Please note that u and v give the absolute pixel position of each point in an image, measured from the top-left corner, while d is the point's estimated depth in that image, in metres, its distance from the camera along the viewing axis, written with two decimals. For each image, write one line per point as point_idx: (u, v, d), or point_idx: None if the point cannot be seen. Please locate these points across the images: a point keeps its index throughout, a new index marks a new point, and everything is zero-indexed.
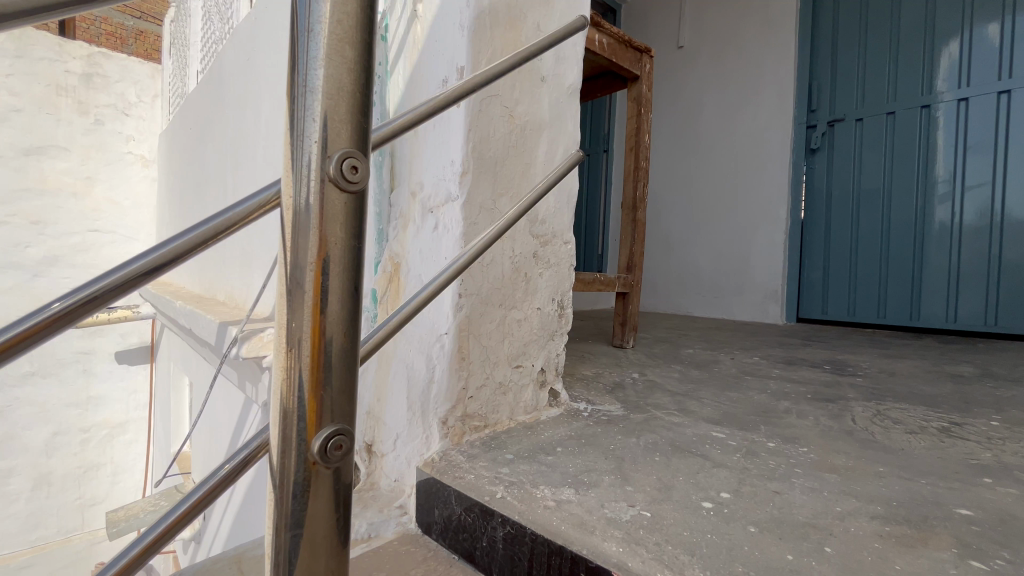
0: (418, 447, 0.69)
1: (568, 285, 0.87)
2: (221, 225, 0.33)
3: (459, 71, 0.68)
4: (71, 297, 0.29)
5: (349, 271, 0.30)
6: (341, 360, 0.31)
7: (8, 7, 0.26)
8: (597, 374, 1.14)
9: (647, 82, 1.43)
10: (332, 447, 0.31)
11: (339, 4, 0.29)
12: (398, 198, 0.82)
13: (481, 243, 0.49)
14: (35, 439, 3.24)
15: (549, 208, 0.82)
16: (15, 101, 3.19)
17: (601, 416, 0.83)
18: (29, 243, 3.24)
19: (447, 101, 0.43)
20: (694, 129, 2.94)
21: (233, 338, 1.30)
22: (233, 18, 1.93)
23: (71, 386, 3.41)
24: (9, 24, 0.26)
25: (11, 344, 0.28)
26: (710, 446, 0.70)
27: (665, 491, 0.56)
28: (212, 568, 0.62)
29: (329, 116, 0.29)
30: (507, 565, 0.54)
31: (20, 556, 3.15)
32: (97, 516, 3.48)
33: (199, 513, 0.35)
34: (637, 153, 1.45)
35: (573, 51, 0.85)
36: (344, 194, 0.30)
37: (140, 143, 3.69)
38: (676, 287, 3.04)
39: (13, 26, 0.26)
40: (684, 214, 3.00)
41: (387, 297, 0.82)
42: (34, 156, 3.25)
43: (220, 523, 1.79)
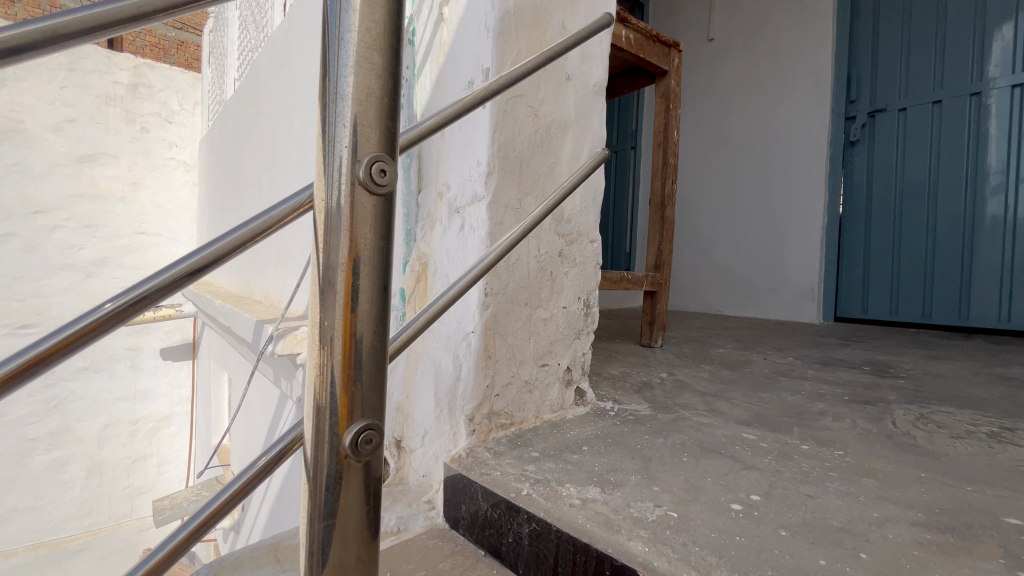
0: (445, 444, 0.70)
1: (595, 284, 0.87)
2: (256, 230, 0.35)
3: (485, 72, 0.69)
4: (121, 299, 0.31)
5: (378, 270, 0.31)
6: (371, 357, 0.32)
7: (61, 31, 0.28)
8: (624, 373, 1.13)
9: (675, 77, 1.41)
10: (362, 442, 0.32)
11: (369, 12, 0.30)
12: (425, 199, 0.83)
13: (506, 244, 0.49)
14: (88, 430, 3.44)
15: (575, 207, 0.81)
16: (70, 111, 3.38)
17: (628, 416, 0.82)
18: (82, 245, 3.43)
19: (473, 102, 0.44)
20: (724, 123, 2.87)
21: (269, 336, 1.35)
22: (268, 27, 1.99)
23: (120, 380, 3.60)
24: (60, 47, 0.28)
25: (66, 342, 0.30)
26: (740, 448, 0.69)
27: (692, 492, 0.56)
28: (252, 556, 0.65)
29: (359, 122, 0.30)
30: (534, 562, 0.54)
31: (75, 541, 3.34)
32: (144, 504, 3.66)
33: (238, 502, 0.37)
34: (665, 149, 1.43)
35: (598, 48, 0.84)
36: (373, 197, 0.31)
37: (182, 149, 3.86)
38: (707, 286, 2.97)
39: (62, 48, 0.28)
40: (714, 211, 2.93)
41: (415, 295, 0.83)
42: (86, 163, 3.44)
43: (258, 513, 1.86)
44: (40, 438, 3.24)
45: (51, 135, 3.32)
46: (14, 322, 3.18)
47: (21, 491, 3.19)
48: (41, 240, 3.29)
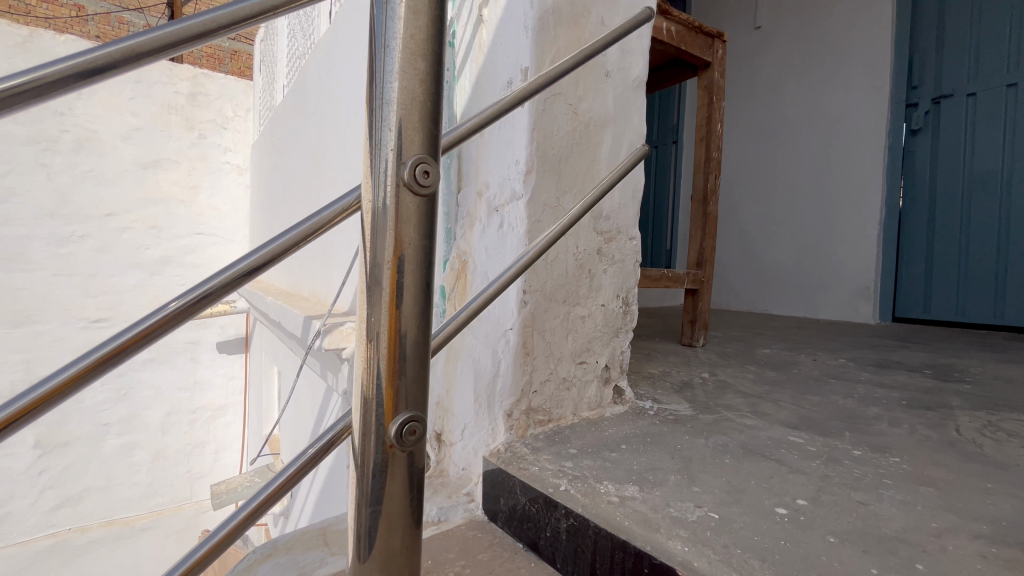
0: (484, 438, 0.71)
1: (634, 282, 0.86)
2: (308, 230, 0.37)
3: (523, 71, 0.69)
4: (187, 297, 0.34)
5: (421, 268, 0.32)
6: (414, 352, 0.33)
7: (132, 51, 0.31)
8: (664, 372, 1.11)
9: (719, 69, 1.37)
10: (406, 432, 0.34)
11: (413, 19, 0.31)
12: (465, 198, 0.85)
13: (545, 241, 0.50)
14: (154, 418, 3.70)
15: (614, 204, 0.81)
16: (136, 120, 3.62)
17: (668, 416, 0.81)
18: (148, 246, 3.69)
19: (512, 103, 0.45)
20: (771, 115, 2.75)
21: (317, 331, 1.41)
22: (315, 33, 2.07)
23: (181, 371, 3.84)
24: (129, 67, 0.31)
25: (140, 336, 0.33)
26: (786, 451, 0.67)
27: (735, 494, 0.55)
28: (304, 539, 0.68)
29: (404, 125, 0.32)
30: (572, 557, 0.54)
31: (142, 520, 3.58)
32: (202, 488, 3.88)
33: (290, 488, 0.40)
34: (708, 144, 1.39)
35: (638, 42, 0.83)
36: (417, 197, 0.32)
37: (235, 154, 4.06)
38: (753, 284, 2.86)
39: (132, 67, 0.31)
40: (760, 206, 2.82)
41: (455, 293, 0.85)
42: (151, 169, 3.69)
43: (306, 500, 1.94)
44: (112, 424, 3.52)
45: (120, 144, 3.58)
46: (89, 316, 3.44)
47: (94, 472, 3.46)
48: (112, 241, 3.55)
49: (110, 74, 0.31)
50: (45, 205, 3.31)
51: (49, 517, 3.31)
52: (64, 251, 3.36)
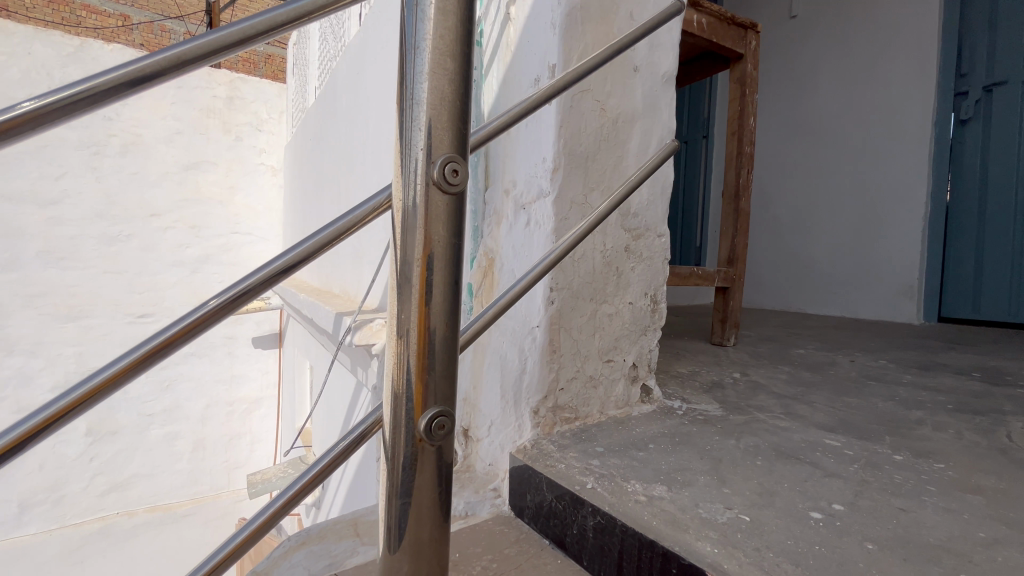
0: (510, 434, 0.72)
1: (663, 279, 0.84)
2: (340, 229, 0.38)
3: (551, 68, 0.69)
4: (226, 295, 0.35)
5: (450, 266, 0.33)
6: (443, 348, 0.34)
7: (174, 58, 0.32)
8: (693, 372, 1.09)
9: (752, 61, 1.33)
10: (436, 427, 0.34)
11: (442, 19, 0.31)
12: (492, 196, 0.85)
13: (572, 238, 0.50)
14: (194, 409, 3.87)
15: (642, 201, 0.80)
16: (177, 124, 3.77)
17: (697, 415, 0.80)
18: (189, 245, 3.84)
19: (540, 100, 0.45)
20: (807, 107, 2.65)
21: (348, 327, 1.44)
22: (346, 34, 2.10)
23: (219, 365, 3.99)
24: (173, 74, 0.33)
25: (185, 332, 0.35)
26: (821, 454, 0.65)
27: (767, 497, 0.53)
28: (335, 528, 0.70)
29: (433, 124, 0.32)
30: (598, 555, 0.54)
31: (183, 506, 3.75)
32: (239, 478, 4.03)
33: (322, 479, 0.41)
34: (740, 138, 1.36)
35: (668, 36, 0.82)
36: (446, 196, 0.33)
37: (270, 155, 4.19)
38: (787, 282, 2.77)
39: (176, 74, 0.33)
40: (795, 201, 2.72)
41: (482, 290, 0.86)
42: (191, 171, 3.84)
43: (338, 491, 1.99)
44: (156, 414, 3.70)
45: (163, 147, 3.73)
46: (134, 312, 3.61)
47: (140, 460, 3.64)
48: (156, 240, 3.71)
49: (156, 81, 0.33)
50: (95, 206, 3.49)
51: (100, 501, 3.50)
52: (112, 250, 3.54)
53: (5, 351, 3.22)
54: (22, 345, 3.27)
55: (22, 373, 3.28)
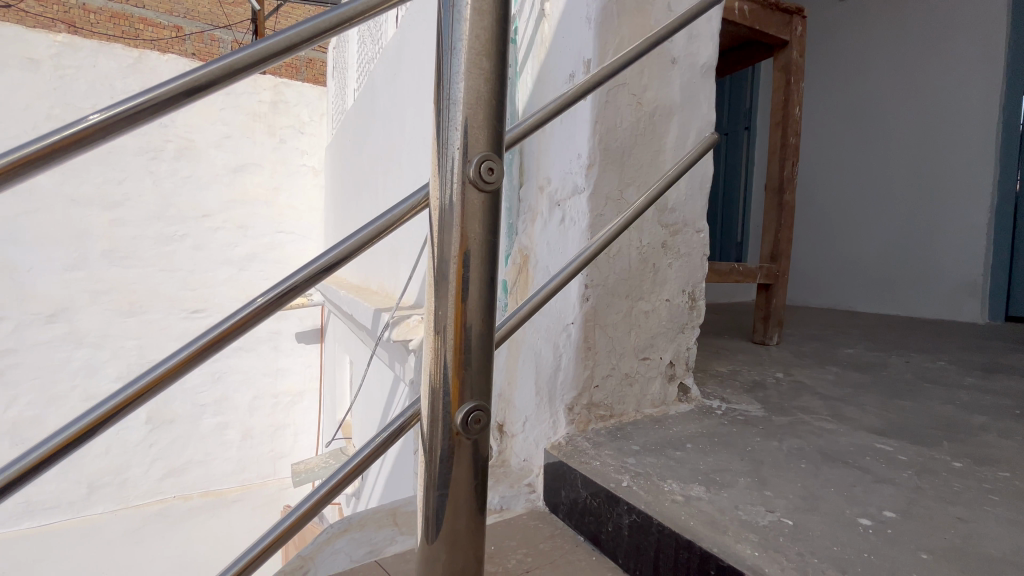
0: (546, 431, 0.72)
1: (701, 276, 0.83)
2: (380, 228, 0.39)
3: (586, 63, 0.69)
4: (274, 292, 0.37)
5: (486, 263, 0.34)
6: (479, 343, 0.34)
7: (225, 68, 0.34)
8: (733, 371, 1.06)
9: (798, 47, 1.27)
10: (472, 421, 0.35)
11: (478, 19, 0.32)
12: (527, 193, 0.85)
13: (608, 235, 0.50)
14: (243, 400, 4.06)
15: (679, 196, 0.78)
16: (226, 129, 3.93)
17: (738, 416, 0.77)
18: (238, 244, 4.02)
19: (575, 96, 0.45)
20: (859, 94, 2.50)
21: (386, 323, 1.48)
22: (384, 36, 2.14)
23: (265, 358, 4.16)
24: (223, 83, 0.34)
25: (235, 328, 0.37)
26: (872, 459, 0.62)
27: (811, 501, 0.52)
28: (376, 518, 0.73)
29: (469, 123, 0.33)
30: (634, 553, 0.54)
31: (232, 491, 3.95)
32: (284, 467, 4.20)
33: (362, 471, 0.43)
34: (784, 128, 1.30)
35: (708, 26, 0.79)
36: (481, 194, 0.33)
37: (311, 156, 4.32)
38: (836, 279, 2.63)
39: (227, 84, 0.35)
40: (845, 194, 2.58)
41: (517, 287, 0.86)
42: (239, 173, 4.01)
43: (377, 482, 2.04)
44: (208, 404, 3.90)
45: (213, 151, 3.90)
46: (188, 307, 3.83)
47: (194, 447, 3.86)
48: (208, 240, 3.91)
49: (209, 91, 0.35)
50: (153, 208, 3.70)
51: (159, 485, 3.74)
52: (168, 249, 3.75)
53: (75, 344, 3.46)
54: (90, 338, 3.52)
55: (90, 364, 3.52)
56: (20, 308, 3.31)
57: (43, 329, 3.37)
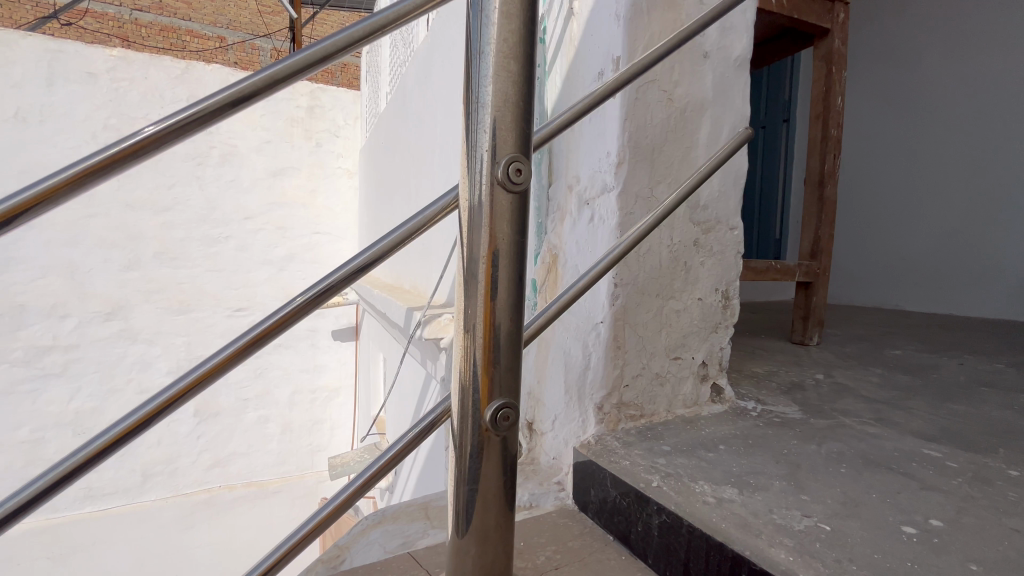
0: (575, 430, 0.72)
1: (736, 274, 0.81)
2: (411, 229, 0.41)
3: (615, 61, 0.68)
4: (312, 291, 0.39)
5: (514, 263, 0.34)
6: (508, 342, 0.35)
7: (267, 79, 0.36)
8: (770, 372, 1.03)
9: (840, 34, 1.22)
10: (501, 417, 0.36)
11: (505, 23, 0.32)
12: (556, 192, 0.85)
13: (637, 233, 0.49)
14: (283, 395, 4.21)
15: (712, 192, 0.77)
16: (267, 134, 4.07)
17: (774, 418, 0.75)
18: (277, 244, 4.17)
19: (601, 95, 0.45)
20: (907, 81, 2.36)
21: (418, 321, 1.51)
22: (415, 39, 2.17)
23: (303, 355, 4.29)
24: (265, 94, 0.36)
25: (275, 327, 0.39)
26: (918, 466, 0.59)
27: (851, 507, 0.50)
28: (408, 511, 0.75)
29: (498, 125, 0.33)
30: (664, 554, 0.53)
31: (274, 483, 4.11)
32: (321, 460, 4.33)
33: (393, 466, 0.44)
34: (825, 121, 1.25)
35: (742, 17, 0.77)
36: (510, 194, 0.34)
37: (346, 159, 4.43)
38: (883, 277, 2.50)
39: (270, 93, 0.37)
40: (890, 188, 2.44)
41: (546, 286, 0.86)
42: (278, 176, 4.15)
43: (410, 477, 2.09)
44: (251, 399, 4.07)
45: (254, 155, 4.04)
46: (232, 306, 3.99)
47: (238, 440, 4.03)
48: (250, 241, 4.07)
49: (252, 101, 0.36)
50: (200, 211, 3.87)
51: (206, 475, 3.92)
52: (213, 251, 3.93)
53: (129, 340, 3.67)
54: (143, 335, 3.73)
55: (143, 359, 3.73)
56: (81, 307, 3.53)
57: (101, 326, 3.59)
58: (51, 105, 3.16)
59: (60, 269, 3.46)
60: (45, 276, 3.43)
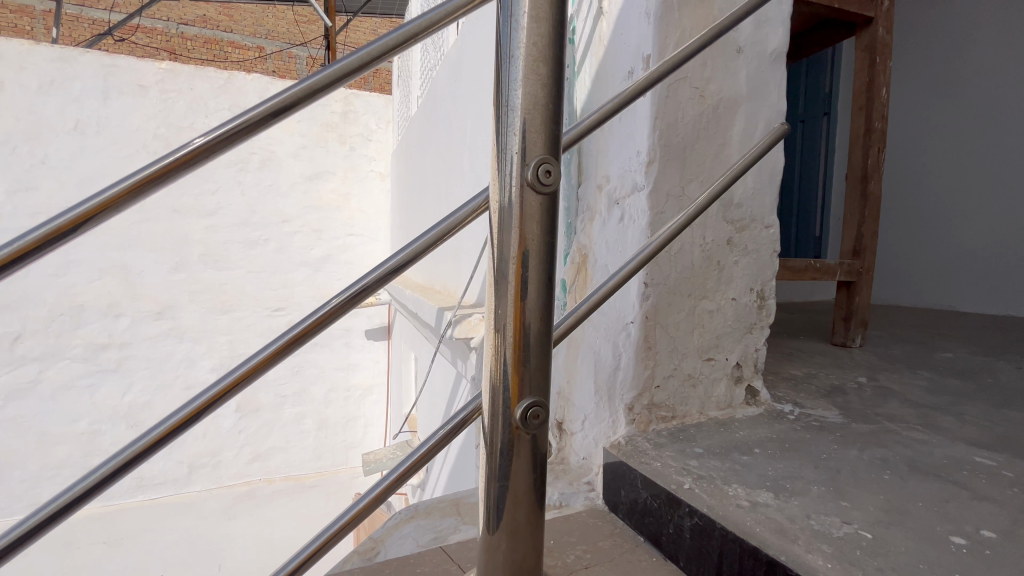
0: (605, 430, 0.72)
1: (771, 273, 0.79)
2: (442, 231, 0.42)
3: (645, 59, 0.68)
4: (348, 293, 0.41)
5: (543, 264, 0.35)
6: (538, 342, 0.36)
7: (307, 90, 0.38)
8: (809, 374, 0.99)
9: (884, 23, 1.17)
10: (531, 416, 0.36)
11: (535, 27, 0.33)
12: (585, 192, 0.85)
13: (668, 233, 0.49)
14: (319, 392, 4.34)
15: (746, 190, 0.75)
16: (303, 140, 4.19)
17: (812, 422, 0.73)
18: (314, 246, 4.29)
19: (630, 96, 0.45)
20: (958, 69, 2.23)
21: (449, 321, 1.53)
22: (445, 42, 2.20)
23: (338, 354, 4.40)
24: (304, 104, 0.38)
25: (313, 327, 0.41)
26: (969, 473, 0.56)
27: (895, 515, 0.48)
28: (440, 507, 0.76)
29: (528, 128, 0.34)
30: (696, 557, 0.53)
31: (310, 477, 4.24)
32: (355, 456, 4.43)
33: (425, 463, 0.45)
34: (868, 112, 1.20)
35: (777, 10, 0.75)
36: (539, 196, 0.34)
37: (379, 162, 4.51)
38: (932, 276, 2.37)
39: (309, 103, 0.38)
40: (940, 182, 2.32)
41: (576, 286, 0.86)
42: (314, 180, 4.27)
43: (441, 474, 2.11)
44: (289, 395, 4.21)
45: (291, 160, 4.17)
46: (271, 306, 4.13)
47: (277, 435, 4.17)
48: (287, 243, 4.20)
49: (291, 111, 0.38)
50: (241, 215, 4.03)
51: (247, 468, 4.08)
52: (253, 253, 4.08)
53: (177, 339, 3.86)
54: (189, 334, 3.91)
55: (189, 356, 3.91)
56: (133, 307, 3.74)
57: (152, 325, 3.80)
58: (106, 117, 3.36)
59: (115, 271, 3.68)
60: (101, 278, 3.65)
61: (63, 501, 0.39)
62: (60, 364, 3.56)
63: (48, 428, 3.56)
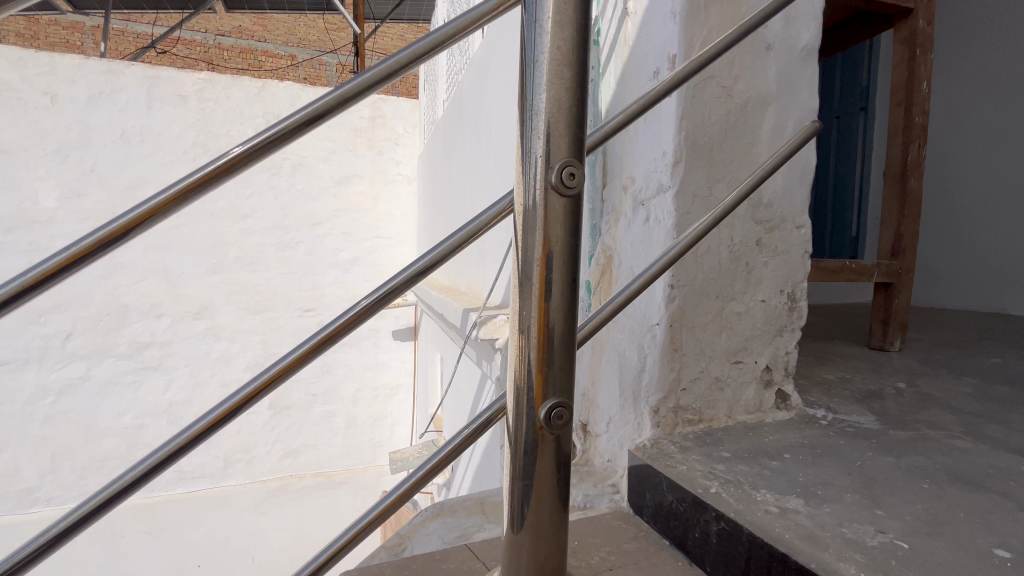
0: (630, 433, 0.72)
1: (803, 275, 0.77)
2: (468, 234, 0.42)
3: (671, 59, 0.67)
4: (376, 294, 0.42)
5: (567, 265, 0.35)
6: (561, 343, 0.36)
7: (340, 99, 0.39)
8: (844, 379, 0.96)
9: (925, 14, 1.13)
10: (555, 416, 0.37)
11: (559, 32, 0.33)
12: (610, 194, 0.85)
13: (694, 233, 0.48)
14: (347, 391, 4.43)
15: (776, 189, 0.73)
16: (332, 144, 4.29)
17: (846, 428, 0.71)
18: (343, 248, 4.39)
19: (654, 97, 0.45)
20: (1005, 60, 2.12)
21: (475, 322, 1.55)
22: (471, 46, 2.22)
23: (366, 354, 4.49)
24: (336, 112, 0.40)
25: (342, 329, 0.43)
26: (1016, 485, 0.54)
27: (934, 525, 0.46)
28: (465, 505, 0.77)
29: (552, 131, 0.34)
30: (723, 562, 0.52)
31: (339, 474, 4.34)
32: (382, 455, 4.50)
33: (450, 462, 0.46)
34: (908, 108, 1.16)
35: (809, 5, 0.73)
36: (563, 198, 0.35)
37: (407, 165, 4.57)
38: (977, 278, 2.26)
39: (340, 111, 0.40)
40: (985, 179, 2.20)
41: (600, 288, 0.86)
42: (343, 184, 4.37)
43: (466, 474, 2.13)
44: (319, 394, 4.32)
45: (322, 165, 4.28)
46: (302, 306, 4.24)
47: (307, 432, 4.29)
48: (317, 246, 4.30)
49: (323, 120, 0.40)
50: (274, 219, 4.15)
51: (279, 464, 4.21)
52: (285, 255, 4.19)
53: (214, 338, 4.01)
54: (225, 333, 4.05)
55: (225, 355, 4.05)
56: (173, 307, 3.90)
57: (190, 324, 3.95)
58: (149, 126, 3.53)
59: (157, 272, 3.85)
60: (144, 279, 3.83)
61: (108, 493, 0.41)
62: (106, 361, 3.74)
63: (96, 422, 3.75)
